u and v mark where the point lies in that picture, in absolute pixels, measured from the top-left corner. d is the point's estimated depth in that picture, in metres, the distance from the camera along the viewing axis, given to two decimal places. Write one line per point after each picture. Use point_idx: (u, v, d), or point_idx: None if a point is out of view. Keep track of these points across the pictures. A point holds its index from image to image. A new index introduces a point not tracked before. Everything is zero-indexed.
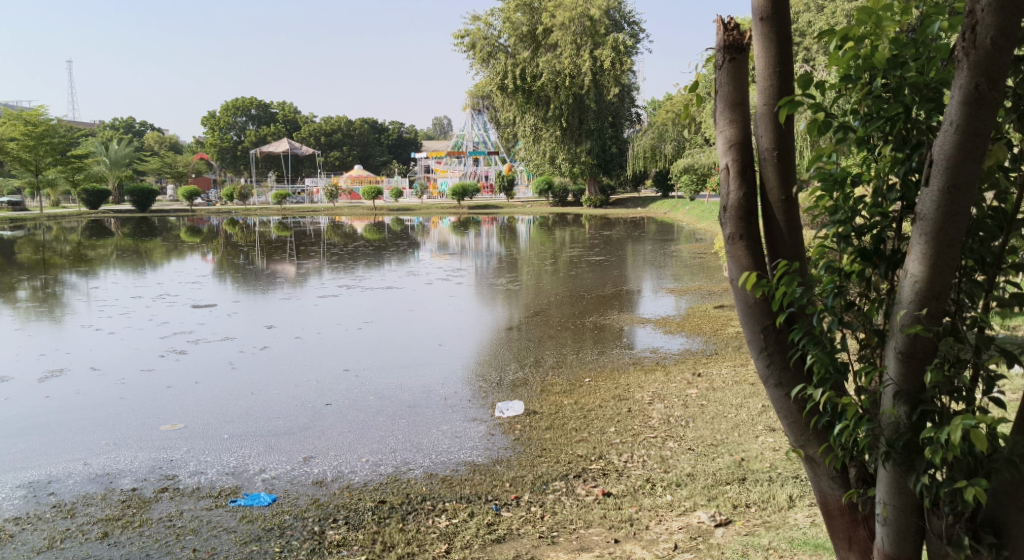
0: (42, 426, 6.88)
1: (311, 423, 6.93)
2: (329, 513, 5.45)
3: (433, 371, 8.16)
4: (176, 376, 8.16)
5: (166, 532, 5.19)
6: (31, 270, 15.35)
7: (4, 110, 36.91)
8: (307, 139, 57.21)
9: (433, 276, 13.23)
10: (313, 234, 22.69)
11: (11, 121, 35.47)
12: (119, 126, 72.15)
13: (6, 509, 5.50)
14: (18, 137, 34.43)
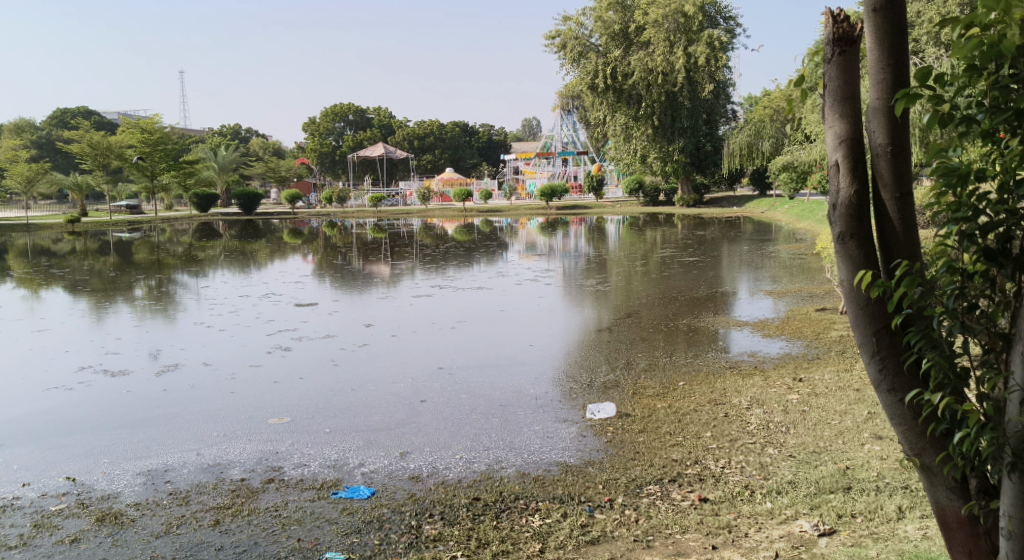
0: (160, 418, 7.18)
1: (409, 419, 7.04)
2: (425, 507, 5.53)
3: (525, 371, 8.19)
4: (281, 371, 8.40)
5: (272, 521, 5.36)
6: (147, 270, 16.10)
7: (122, 119, 38.85)
8: (401, 143, 58.16)
9: (523, 276, 13.27)
10: (409, 235, 23.17)
11: (128, 129, 37.32)
12: (226, 131, 74.97)
13: (127, 494, 5.76)
14: (136, 144, 36.25)
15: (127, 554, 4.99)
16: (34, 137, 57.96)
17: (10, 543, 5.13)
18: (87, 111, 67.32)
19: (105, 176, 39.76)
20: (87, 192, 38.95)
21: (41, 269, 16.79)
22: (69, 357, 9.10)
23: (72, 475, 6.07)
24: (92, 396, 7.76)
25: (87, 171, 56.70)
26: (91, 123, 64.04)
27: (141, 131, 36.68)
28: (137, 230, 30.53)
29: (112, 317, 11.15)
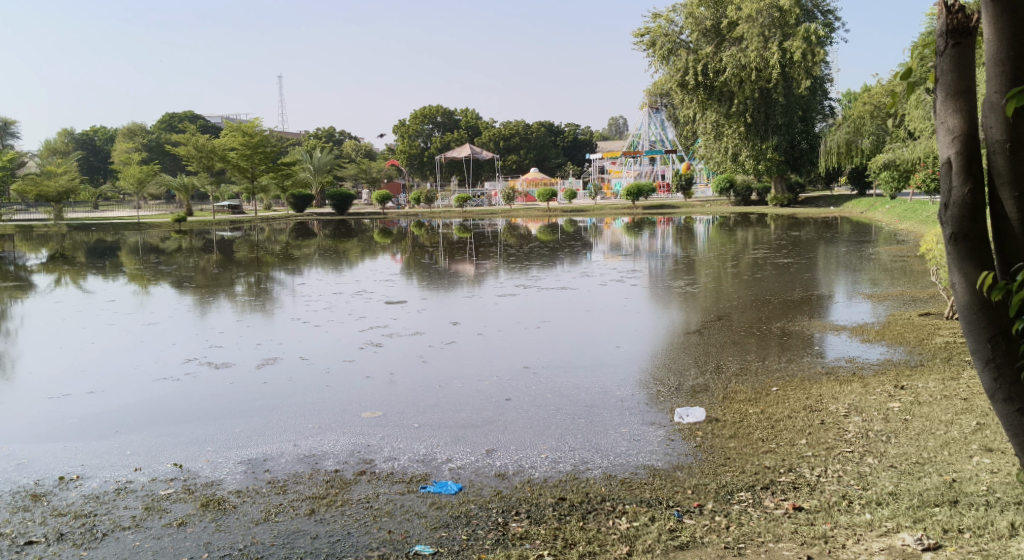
0: (260, 409, 7.35)
1: (494, 417, 7.05)
2: (511, 505, 5.53)
3: (610, 372, 8.11)
4: (373, 366, 8.54)
5: (365, 513, 5.45)
6: (248, 267, 16.61)
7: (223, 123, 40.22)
8: (487, 143, 58.47)
9: (609, 277, 13.15)
10: (495, 234, 23.34)
11: (230, 132, 38.60)
12: (320, 135, 76.91)
13: (229, 481, 5.92)
14: (237, 147, 37.47)
15: (229, 540, 5.14)
16: (144, 140, 60.61)
17: (123, 524, 5.34)
18: (193, 115, 69.96)
19: (207, 176, 41.23)
20: (191, 193, 40.50)
21: (150, 266, 17.51)
22: (176, 349, 9.43)
23: (178, 461, 6.26)
24: (197, 387, 8.00)
25: (192, 172, 58.92)
26: (197, 126, 66.59)
27: (242, 134, 37.90)
28: (237, 229, 31.53)
29: (215, 312, 11.51)
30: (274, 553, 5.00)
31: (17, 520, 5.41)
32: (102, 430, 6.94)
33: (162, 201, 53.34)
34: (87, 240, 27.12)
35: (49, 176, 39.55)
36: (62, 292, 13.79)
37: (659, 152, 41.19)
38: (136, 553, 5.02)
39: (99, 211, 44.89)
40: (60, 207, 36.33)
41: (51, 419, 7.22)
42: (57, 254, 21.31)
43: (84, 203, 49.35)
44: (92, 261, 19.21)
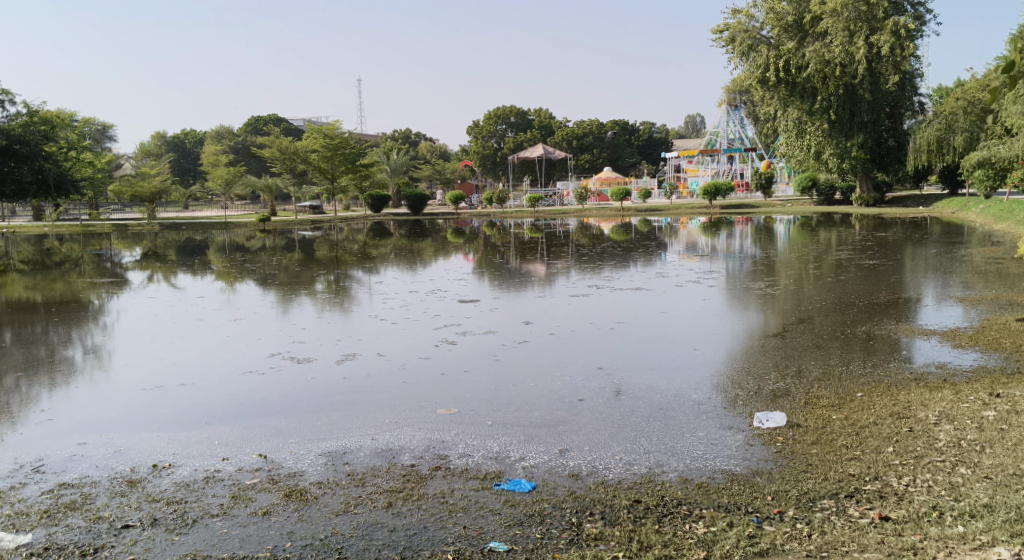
0: (340, 404, 7.43)
1: (568, 417, 6.99)
2: (585, 505, 5.47)
3: (687, 375, 7.98)
4: (448, 364, 8.57)
5: (440, 508, 5.47)
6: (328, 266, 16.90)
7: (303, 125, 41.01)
8: (560, 143, 58.30)
9: (684, 278, 12.96)
10: (568, 234, 23.26)
11: (310, 134, 39.37)
12: (396, 136, 77.98)
13: (309, 472, 6.01)
14: (318, 149, 38.29)
15: (311, 530, 5.23)
16: (230, 143, 62.47)
17: (211, 511, 5.46)
18: (276, 118, 71.74)
19: (289, 178, 42.17)
20: (274, 193, 41.52)
21: (235, 264, 18.01)
22: (260, 344, 9.62)
23: (263, 452, 6.38)
24: (280, 382, 8.14)
25: (274, 173, 60.44)
26: (280, 129, 68.30)
27: (323, 136, 38.63)
28: (319, 228, 32.17)
29: (296, 308, 11.72)
30: (354, 544, 5.07)
31: (114, 503, 5.57)
32: (193, 421, 7.11)
33: (246, 201, 54.85)
34: (178, 238, 28.01)
35: (142, 177, 41.09)
36: (153, 288, 14.25)
37: (738, 151, 40.32)
38: (223, 539, 5.14)
39: (188, 211, 46.35)
40: (152, 207, 37.66)
41: (145, 409, 7.42)
42: (148, 252, 22.02)
43: (173, 204, 51.12)
44: (182, 258, 19.85)
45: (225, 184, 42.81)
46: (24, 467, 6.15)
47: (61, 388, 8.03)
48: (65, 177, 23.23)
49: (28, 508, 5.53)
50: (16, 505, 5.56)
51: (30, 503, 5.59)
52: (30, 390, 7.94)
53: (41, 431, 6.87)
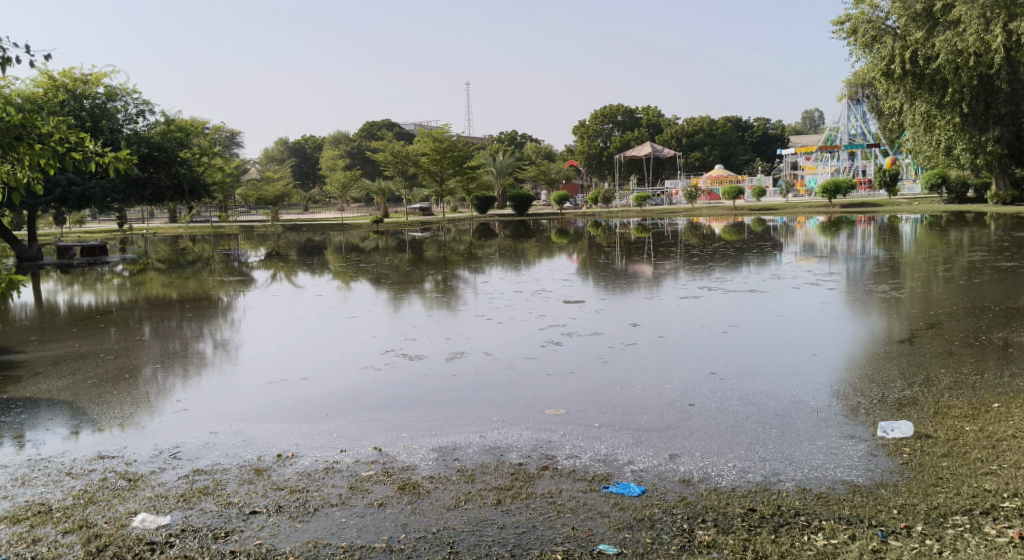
0: (451, 401, 7.47)
1: (678, 422, 6.81)
2: (697, 512, 5.31)
3: (804, 381, 7.67)
4: (555, 364, 8.51)
5: (549, 507, 5.40)
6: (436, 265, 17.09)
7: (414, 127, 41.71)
8: (669, 140, 57.40)
9: (802, 280, 12.53)
10: (675, 234, 22.94)
11: (421, 137, 40.02)
12: (503, 138, 78.85)
13: (421, 467, 6.04)
14: (428, 152, 38.96)
15: (424, 523, 5.25)
16: (346, 148, 64.35)
17: (331, 501, 5.54)
18: (389, 122, 73.36)
19: (401, 180, 43.06)
20: (387, 197, 42.54)
21: (351, 263, 18.51)
22: (371, 341, 9.80)
23: (378, 445, 6.46)
24: (393, 377, 8.26)
25: (388, 176, 61.87)
26: (393, 134, 69.86)
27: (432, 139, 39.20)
28: (426, 230, 32.68)
29: (406, 307, 11.89)
30: (466, 539, 5.08)
31: (242, 490, 5.73)
32: (314, 413, 7.27)
33: (361, 204, 56.40)
34: (298, 239, 28.99)
35: (264, 182, 42.73)
36: (275, 287, 14.72)
37: (860, 147, 38.78)
38: (342, 528, 5.21)
39: (307, 213, 47.97)
40: (274, 210, 39.08)
41: (271, 401, 7.65)
42: (270, 253, 22.80)
43: (293, 207, 53.04)
44: (302, 258, 20.50)
45: (341, 187, 44.09)
46: (163, 453, 6.39)
47: (194, 380, 8.34)
48: (199, 181, 24.19)
49: (166, 491, 5.72)
50: (155, 489, 5.77)
51: (167, 486, 5.80)
52: (165, 380, 8.31)
53: (177, 419, 7.15)
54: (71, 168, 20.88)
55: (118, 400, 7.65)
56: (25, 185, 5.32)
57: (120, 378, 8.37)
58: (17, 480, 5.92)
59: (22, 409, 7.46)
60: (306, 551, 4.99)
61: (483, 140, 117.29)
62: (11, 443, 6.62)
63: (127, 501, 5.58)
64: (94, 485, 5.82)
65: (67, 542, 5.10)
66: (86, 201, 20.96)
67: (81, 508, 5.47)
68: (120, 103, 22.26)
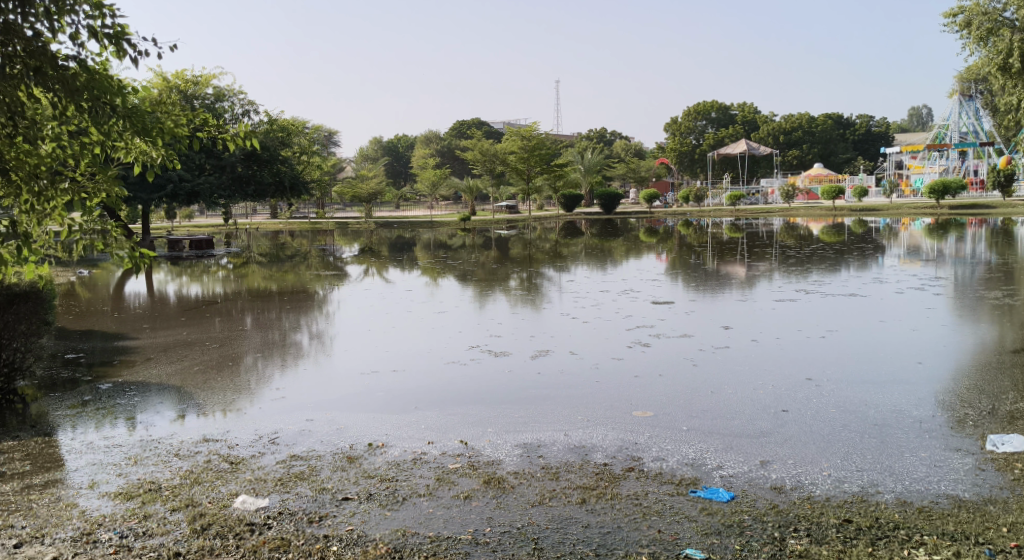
0: (538, 398, 7.44)
1: (772, 429, 6.60)
2: (789, 521, 5.13)
3: (906, 390, 7.34)
4: (642, 366, 8.37)
5: (634, 509, 5.30)
6: (525, 263, 17.08)
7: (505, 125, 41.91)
8: (766, 138, 56.04)
9: (906, 284, 12.04)
10: (768, 234, 22.43)
11: (510, 135, 40.17)
12: (593, 136, 78.64)
13: (506, 462, 6.01)
14: (516, 150, 39.12)
15: (508, 518, 5.22)
16: (437, 146, 65.33)
17: (419, 491, 5.57)
18: (480, 121, 73.99)
19: (490, 178, 43.28)
20: (475, 195, 42.84)
21: (439, 260, 18.65)
22: (458, 336, 9.83)
23: (464, 438, 6.46)
24: (480, 373, 8.27)
25: (478, 174, 62.41)
26: (482, 132, 70.52)
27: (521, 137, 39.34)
28: (513, 228, 32.76)
29: (492, 304, 11.91)
30: (550, 536, 5.02)
31: (335, 477, 5.80)
32: (404, 405, 7.33)
33: (452, 201, 57.06)
34: (388, 236, 29.46)
35: (359, 180, 43.63)
36: (367, 282, 14.97)
37: (969, 146, 37.36)
38: (429, 519, 5.22)
39: (398, 210, 48.81)
40: (368, 207, 39.89)
41: (360, 392, 7.74)
42: (363, 248, 23.21)
43: (385, 204, 54.01)
44: (393, 254, 20.82)
45: (432, 186, 44.65)
46: (263, 438, 6.54)
47: (291, 369, 8.53)
48: (298, 178, 24.65)
49: (265, 475, 5.84)
50: (255, 472, 5.89)
51: (266, 470, 5.92)
52: (264, 368, 8.53)
53: (272, 407, 7.31)
54: (181, 166, 21.67)
55: (220, 386, 7.88)
56: (159, 167, 5.53)
57: (222, 366, 8.63)
58: (129, 459, 6.13)
59: (133, 392, 7.75)
60: (394, 539, 5.01)
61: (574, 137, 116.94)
62: (122, 424, 6.87)
63: (228, 482, 5.72)
64: (199, 466, 5.99)
65: (175, 519, 5.21)
66: (195, 197, 21.78)
67: (187, 488, 5.61)
68: (227, 104, 22.91)
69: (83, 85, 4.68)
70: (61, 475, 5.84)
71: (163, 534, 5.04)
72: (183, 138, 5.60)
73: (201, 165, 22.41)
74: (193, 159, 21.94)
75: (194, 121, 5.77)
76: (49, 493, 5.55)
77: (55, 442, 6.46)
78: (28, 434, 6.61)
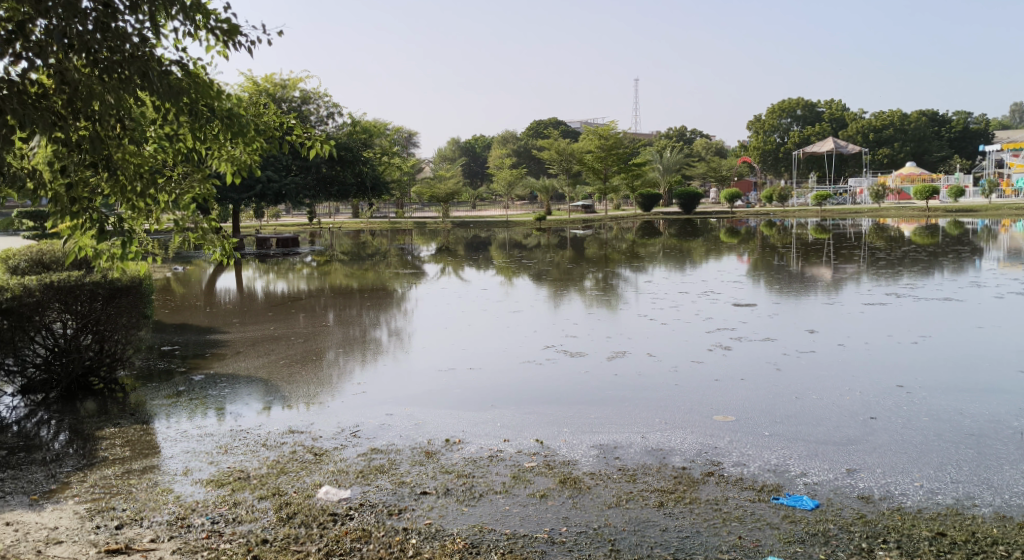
0: (615, 399, 7.35)
1: (861, 436, 6.37)
2: (878, 532, 4.93)
3: (1006, 400, 7.00)
4: (724, 370, 8.18)
5: (713, 514, 5.18)
6: (604, 263, 16.96)
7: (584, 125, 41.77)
8: (855, 136, 54.44)
9: (1005, 289, 11.52)
10: (855, 236, 21.80)
11: (589, 135, 40.03)
12: (674, 135, 77.74)
13: (582, 463, 5.95)
14: (594, 149, 38.94)
15: (585, 518, 5.16)
16: (513, 146, 65.71)
17: (495, 488, 5.55)
18: (558, 121, 73.98)
19: (567, 178, 43.20)
20: (552, 194, 42.77)
21: (516, 259, 18.68)
22: (535, 336, 9.78)
23: (540, 437, 6.42)
24: (556, 373, 8.21)
25: (555, 174, 62.40)
26: (559, 131, 70.52)
27: (599, 137, 39.18)
28: (590, 228, 32.56)
29: (568, 304, 11.85)
30: (627, 537, 4.94)
31: (414, 470, 5.83)
32: (481, 402, 7.34)
33: (529, 201, 57.13)
34: (465, 235, 29.64)
35: (437, 180, 44.07)
36: (443, 280, 15.09)
37: None
38: (506, 516, 5.20)
39: (475, 210, 49.14)
40: (445, 207, 40.31)
41: (438, 388, 7.78)
42: (441, 247, 23.41)
43: (462, 203, 54.39)
44: (472, 253, 20.93)
45: (508, 185, 44.77)
46: (344, 431, 6.62)
47: (371, 364, 8.61)
48: (380, 179, 25.02)
49: (347, 467, 5.90)
50: (337, 464, 5.96)
51: (348, 462, 5.99)
52: (345, 363, 8.65)
53: (354, 400, 7.40)
54: (270, 167, 22.25)
55: (304, 380, 8.02)
56: (248, 170, 5.66)
57: (306, 360, 8.78)
58: (220, 448, 6.28)
59: (224, 383, 7.95)
60: (472, 534, 5.00)
61: (654, 136, 115.89)
62: (213, 414, 7.05)
63: (313, 473, 5.80)
64: (286, 456, 6.09)
65: (262, 507, 5.30)
66: (282, 197, 22.33)
67: (274, 477, 5.72)
68: (313, 106, 23.37)
69: (183, 88, 4.80)
70: (158, 461, 6.02)
71: (252, 521, 5.13)
72: (275, 140, 5.71)
73: (288, 166, 22.96)
74: (281, 160, 22.51)
75: (284, 127, 5.89)
76: (147, 478, 5.72)
77: (153, 429, 6.66)
78: (129, 421, 6.84)
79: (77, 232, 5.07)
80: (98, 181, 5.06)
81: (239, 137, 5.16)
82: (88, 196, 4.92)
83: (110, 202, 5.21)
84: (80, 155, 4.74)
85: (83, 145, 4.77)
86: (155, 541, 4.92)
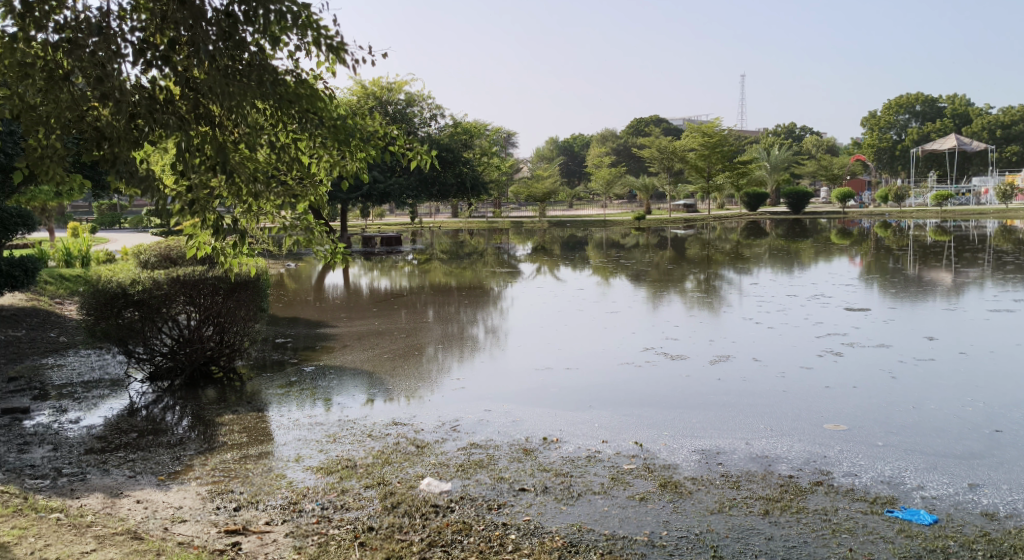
0: (718, 404, 7.17)
1: (986, 451, 6.03)
2: (1003, 551, 4.66)
3: None
4: (833, 376, 7.89)
5: (823, 525, 4.98)
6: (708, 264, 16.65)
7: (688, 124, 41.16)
8: (981, 132, 51.76)
9: None
10: (977, 238, 20.79)
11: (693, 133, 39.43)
12: (783, 131, 75.74)
13: (684, 467, 5.83)
14: (697, 147, 38.29)
15: (686, 523, 5.04)
16: (614, 144, 65.34)
17: (593, 488, 5.49)
18: (660, 120, 73.10)
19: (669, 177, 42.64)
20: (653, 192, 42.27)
21: (615, 259, 18.56)
22: (636, 337, 9.65)
23: (640, 440, 6.33)
24: (656, 375, 8.08)
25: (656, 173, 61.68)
26: (661, 130, 69.49)
27: (703, 135, 38.47)
28: (693, 228, 31.97)
29: (669, 305, 11.66)
30: (730, 545, 4.80)
31: (513, 467, 5.82)
32: (578, 402, 7.28)
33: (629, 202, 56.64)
34: (563, 234, 29.56)
35: (538, 180, 44.15)
36: (542, 279, 15.05)
37: None
38: (606, 517, 5.13)
39: (574, 209, 48.98)
40: (544, 206, 40.39)
41: (537, 387, 7.76)
42: (539, 246, 23.43)
43: (560, 202, 54.12)
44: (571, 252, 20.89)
45: (609, 185, 44.47)
46: (445, 425, 6.67)
47: (471, 361, 8.65)
48: (480, 178, 25.26)
49: (448, 460, 5.94)
50: (439, 457, 6.01)
51: (449, 456, 6.03)
52: (446, 359, 8.72)
53: (454, 396, 7.45)
54: (376, 168, 22.76)
55: (407, 374, 8.13)
56: (356, 172, 5.75)
57: (409, 354, 8.91)
58: (328, 437, 6.42)
59: (331, 375, 8.14)
60: (570, 533, 4.96)
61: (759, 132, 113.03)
62: (321, 404, 7.22)
63: (415, 465, 5.86)
64: (389, 447, 6.18)
65: (368, 496, 5.39)
66: (388, 197, 22.81)
67: (379, 467, 5.80)
68: (417, 108, 23.66)
69: (297, 95, 4.90)
70: (272, 448, 6.19)
71: (358, 509, 5.22)
72: (381, 144, 5.78)
73: (393, 166, 23.42)
74: (387, 161, 22.99)
75: (392, 132, 5.96)
76: (262, 463, 5.90)
77: (267, 417, 6.87)
78: (245, 409, 7.07)
79: (197, 230, 5.27)
80: (218, 181, 5.24)
81: (347, 142, 5.25)
82: (207, 193, 5.09)
83: (228, 203, 5.38)
84: (201, 157, 4.91)
85: (204, 147, 4.94)
86: (269, 523, 5.07)
